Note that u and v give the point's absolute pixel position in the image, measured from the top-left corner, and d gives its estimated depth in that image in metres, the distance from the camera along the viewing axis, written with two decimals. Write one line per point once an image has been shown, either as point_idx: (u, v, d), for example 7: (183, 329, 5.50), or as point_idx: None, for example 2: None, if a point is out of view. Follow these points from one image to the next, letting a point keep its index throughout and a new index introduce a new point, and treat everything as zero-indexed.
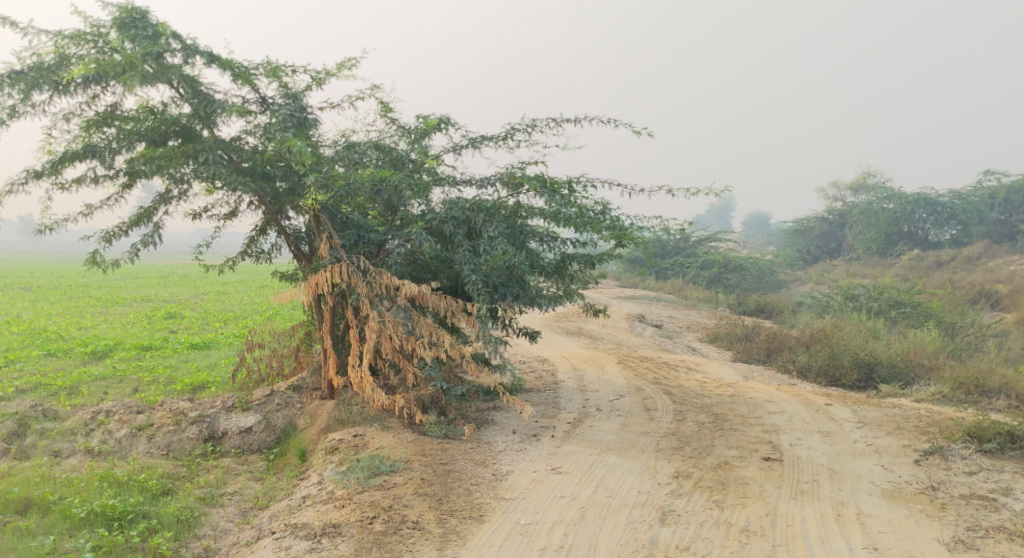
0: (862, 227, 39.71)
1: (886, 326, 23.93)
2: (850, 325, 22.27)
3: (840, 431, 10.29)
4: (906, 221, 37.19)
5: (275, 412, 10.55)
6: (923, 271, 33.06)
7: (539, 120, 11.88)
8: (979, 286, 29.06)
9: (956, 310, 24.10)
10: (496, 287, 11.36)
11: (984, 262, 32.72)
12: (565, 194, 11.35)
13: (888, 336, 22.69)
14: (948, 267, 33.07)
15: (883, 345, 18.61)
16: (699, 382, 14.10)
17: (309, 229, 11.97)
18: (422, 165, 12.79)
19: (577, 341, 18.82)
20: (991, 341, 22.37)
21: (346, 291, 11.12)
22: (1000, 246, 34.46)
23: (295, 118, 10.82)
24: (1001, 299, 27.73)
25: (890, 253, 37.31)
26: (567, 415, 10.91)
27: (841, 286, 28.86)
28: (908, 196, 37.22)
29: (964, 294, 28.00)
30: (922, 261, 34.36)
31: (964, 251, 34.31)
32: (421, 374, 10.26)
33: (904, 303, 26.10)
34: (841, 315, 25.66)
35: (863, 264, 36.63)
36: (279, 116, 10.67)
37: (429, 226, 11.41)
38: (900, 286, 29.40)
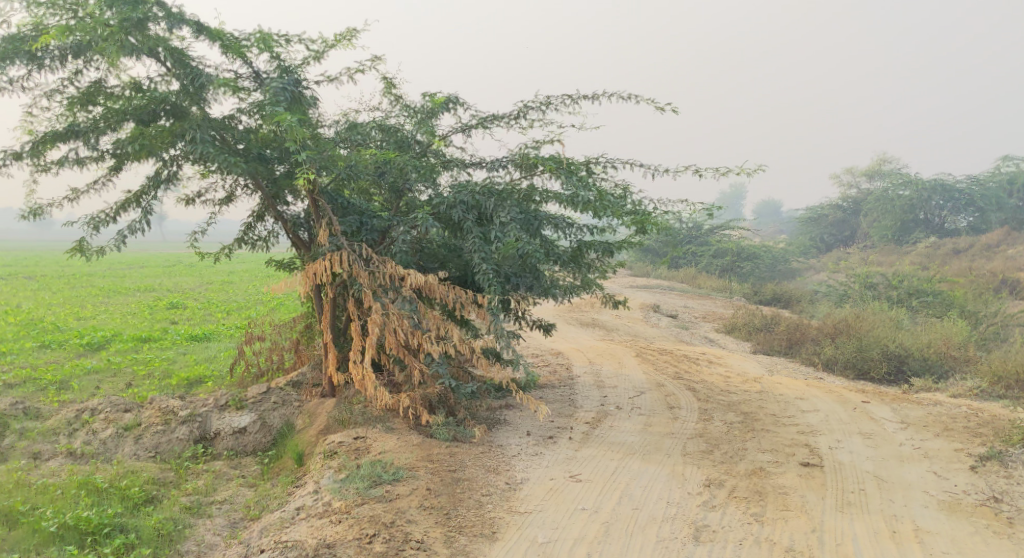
0: (877, 214, 38.74)
1: (908, 315, 23.05)
2: (872, 314, 21.41)
3: (882, 432, 9.49)
4: (922, 207, 36.21)
5: (271, 411, 9.82)
6: (941, 259, 32.13)
7: (554, 96, 11.05)
8: (1002, 274, 28.14)
9: (980, 299, 23.23)
10: (508, 277, 10.65)
11: (1005, 248, 31.80)
12: (584, 176, 10.49)
13: (911, 326, 21.84)
14: (967, 254, 32.14)
15: (908, 335, 17.79)
16: (722, 376, 13.31)
17: (307, 217, 11.25)
18: (428, 147, 12.01)
19: (591, 333, 18.01)
20: (1017, 331, 21.51)
21: (348, 281, 10.37)
22: (1020, 233, 33.50)
23: (289, 92, 10.00)
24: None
25: (906, 241, 36.28)
26: (585, 414, 10.14)
27: (859, 274, 27.96)
28: (925, 182, 36.27)
29: (986, 282, 27.08)
30: (940, 248, 33.43)
31: (983, 238, 33.34)
32: (428, 371, 9.50)
33: (925, 290, 25.18)
34: (861, 305, 24.78)
35: (880, 252, 35.67)
36: (271, 89, 9.82)
37: (435, 212, 10.69)
38: (921, 274, 28.49)
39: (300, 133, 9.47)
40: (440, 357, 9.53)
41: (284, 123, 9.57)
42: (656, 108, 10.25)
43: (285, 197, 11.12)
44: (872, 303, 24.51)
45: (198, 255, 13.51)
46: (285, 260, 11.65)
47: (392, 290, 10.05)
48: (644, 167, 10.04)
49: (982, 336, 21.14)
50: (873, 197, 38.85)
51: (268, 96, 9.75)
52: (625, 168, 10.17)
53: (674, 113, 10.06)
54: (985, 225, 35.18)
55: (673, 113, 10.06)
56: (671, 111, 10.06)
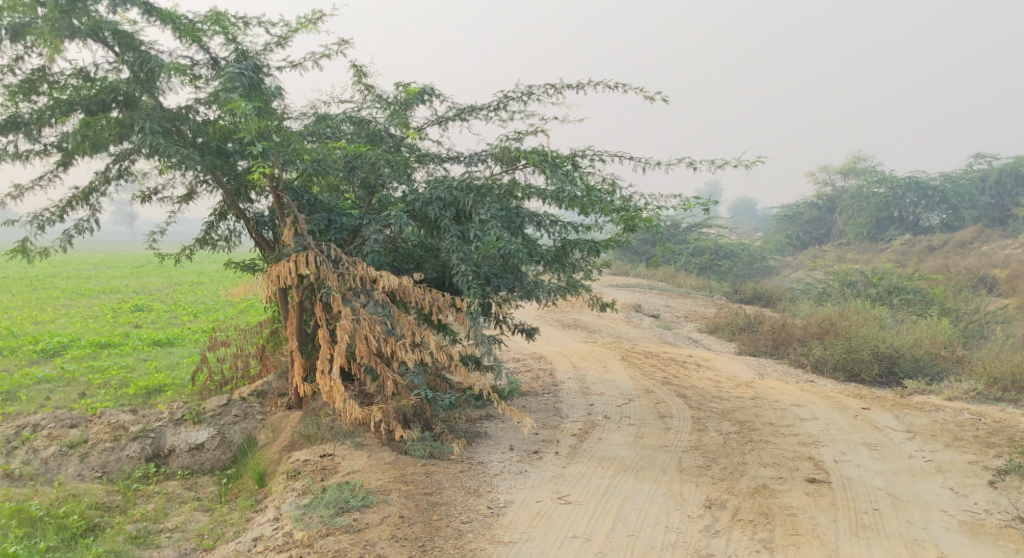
0: (852, 212, 38.43)
1: (890, 313, 22.57)
2: (855, 312, 20.89)
3: (888, 443, 8.90)
4: (897, 205, 35.94)
5: (231, 425, 9.04)
6: (917, 256, 31.87)
7: (536, 86, 10.37)
8: (978, 270, 27.88)
9: (960, 297, 22.85)
10: (488, 278, 9.97)
11: (979, 245, 31.63)
12: (569, 170, 9.78)
13: (894, 324, 21.39)
14: (939, 252, 31.76)
15: (895, 334, 17.27)
16: (712, 380, 12.66)
17: (271, 216, 10.47)
18: (403, 140, 11.28)
19: (573, 335, 17.32)
20: (998, 328, 21.13)
21: (315, 285, 9.62)
22: (993, 229, 33.35)
23: (246, 78, 9.18)
24: (999, 283, 26.54)
25: (882, 239, 35.92)
26: (571, 425, 9.47)
27: (838, 272, 27.51)
28: (899, 179, 35.83)
29: (964, 279, 26.76)
30: (914, 246, 33.06)
31: (958, 235, 33.11)
32: (402, 381, 8.76)
33: (906, 288, 24.76)
34: (842, 303, 24.31)
35: (857, 249, 35.31)
36: (226, 75, 9.00)
37: (410, 210, 9.98)
38: (901, 271, 28.12)
39: (255, 122, 8.67)
40: (416, 366, 8.81)
41: (239, 110, 8.76)
42: (646, 97, 9.60)
43: (248, 194, 10.33)
44: (853, 300, 24.02)
45: (157, 257, 12.64)
46: (245, 261, 10.83)
47: (362, 293, 9.32)
48: (634, 160, 9.38)
49: (965, 334, 20.68)
50: (848, 195, 38.41)
51: (222, 81, 8.94)
52: (613, 161, 9.50)
53: (665, 101, 9.41)
54: (959, 223, 34.88)
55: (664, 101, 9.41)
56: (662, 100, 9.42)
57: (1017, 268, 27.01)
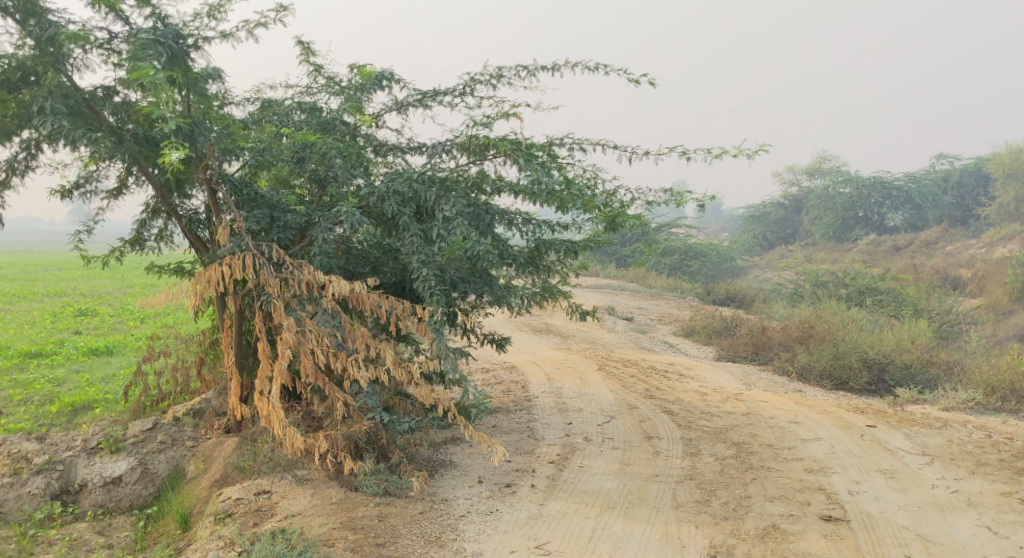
0: (818, 212, 37.82)
1: (866, 313, 21.73)
2: (832, 314, 20.00)
3: (905, 469, 7.92)
4: (862, 205, 35.44)
5: (155, 454, 7.81)
6: (882, 256, 31.10)
7: (506, 67, 9.24)
8: (943, 271, 27.28)
9: (933, 298, 22.12)
10: (453, 284, 8.84)
11: (944, 246, 31.05)
12: (546, 161, 8.62)
13: (871, 325, 20.55)
14: (906, 251, 31.20)
15: (876, 338, 16.41)
16: (698, 393, 11.57)
17: (206, 217, 9.25)
18: (358, 129, 10.09)
19: (545, 342, 16.19)
20: (973, 330, 20.43)
21: (255, 291, 8.41)
22: (957, 229, 32.93)
23: (165, 48, 7.87)
24: (969, 283, 25.94)
25: (847, 239, 35.32)
26: (548, 450, 8.37)
27: (809, 272, 26.76)
28: (865, 179, 35.39)
29: (934, 279, 26.15)
30: (880, 245, 32.49)
31: (923, 235, 32.64)
32: (353, 403, 7.57)
33: (878, 288, 23.99)
34: (816, 304, 23.47)
35: (826, 249, 34.65)
36: (138, 42, 7.69)
37: (363, 206, 8.81)
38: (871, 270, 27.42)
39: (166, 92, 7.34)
40: (370, 385, 7.65)
41: (148, 80, 7.44)
42: (631, 80, 8.50)
43: (185, 188, 9.10)
44: (828, 301, 23.17)
45: (82, 259, 11.23)
46: (169, 265, 9.49)
47: (309, 300, 8.17)
48: (618, 149, 8.29)
49: (943, 333, 19.93)
50: (815, 195, 37.77)
51: (133, 48, 7.65)
52: (595, 151, 8.40)
53: (652, 85, 8.34)
54: (922, 223, 34.81)
55: (651, 84, 8.33)
56: (650, 83, 8.33)
57: (984, 267, 26.50)
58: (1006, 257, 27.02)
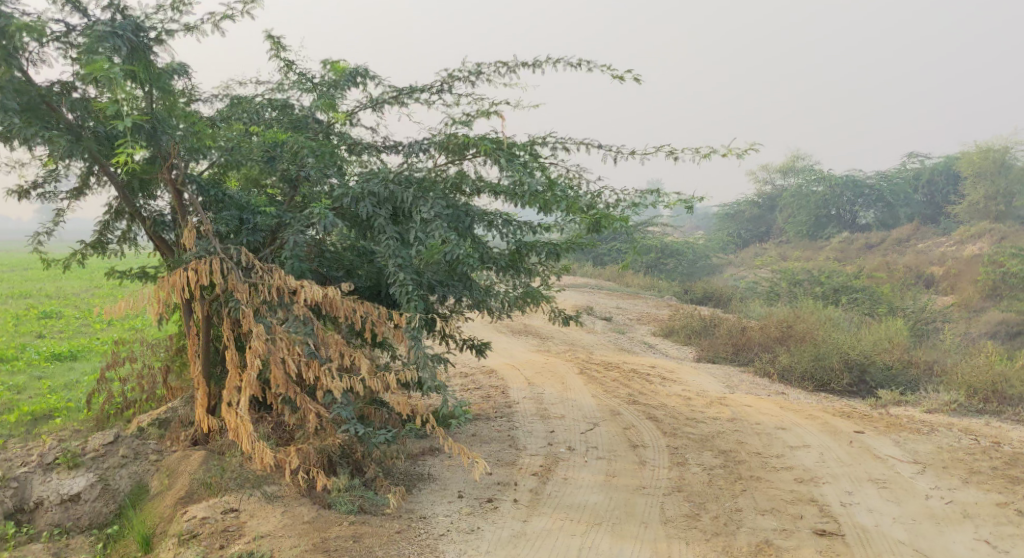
0: (791, 210, 37.51)
1: (842, 310, 21.59)
2: (809, 312, 19.84)
3: (897, 477, 7.72)
4: (835, 204, 35.53)
5: (116, 470, 7.42)
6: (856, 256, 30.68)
7: (485, 63, 8.91)
8: (915, 268, 27.34)
9: (908, 297, 22.10)
10: (432, 288, 8.52)
11: (915, 244, 31.13)
12: (528, 160, 8.30)
13: (848, 323, 20.44)
14: (879, 249, 31.23)
15: (855, 337, 16.25)
16: (682, 397, 11.32)
17: (170, 219, 8.84)
18: (331, 126, 9.73)
19: (524, 344, 15.86)
20: (948, 327, 20.41)
21: (223, 297, 8.02)
22: (928, 227, 33.08)
23: (124, 40, 7.46)
24: (941, 281, 26.00)
25: (821, 237, 35.29)
26: (531, 460, 8.08)
27: (785, 271, 26.70)
28: (838, 178, 35.40)
29: (906, 277, 26.22)
30: (853, 242, 32.51)
31: (895, 233, 32.77)
32: (326, 414, 7.23)
33: (853, 286, 23.87)
34: (792, 303, 23.35)
35: (800, 246, 34.64)
36: (94, 34, 7.27)
37: (336, 208, 8.45)
38: (846, 268, 27.40)
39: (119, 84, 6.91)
40: (344, 396, 7.31)
41: (102, 73, 7.01)
42: (616, 76, 8.21)
43: (149, 189, 8.68)
44: (804, 300, 23.07)
45: (41, 261, 10.72)
46: (131, 270, 9.05)
47: (280, 307, 7.80)
48: (604, 147, 8.00)
49: (919, 331, 19.84)
50: (789, 193, 37.69)
51: (89, 40, 7.24)
52: (579, 150, 8.10)
53: (637, 82, 8.04)
54: (893, 221, 35.04)
55: (636, 81, 8.04)
56: (634, 80, 8.04)
57: (955, 265, 26.58)
58: (978, 254, 27.10)
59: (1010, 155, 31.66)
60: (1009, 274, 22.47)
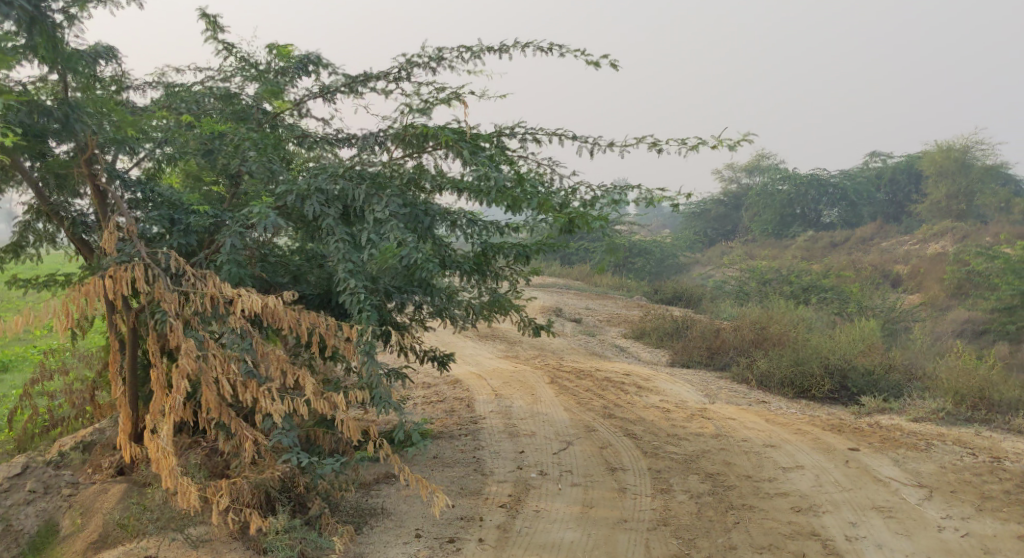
0: (756, 209, 37.12)
1: (811, 309, 20.97)
2: (780, 313, 19.16)
3: (904, 503, 7.05)
4: (800, 202, 35.09)
5: (21, 507, 6.44)
6: (820, 254, 30.49)
7: (447, 48, 8.05)
8: (880, 268, 26.96)
9: (878, 296, 21.56)
10: (388, 296, 7.64)
11: (878, 243, 30.78)
12: (494, 154, 7.43)
13: (820, 322, 19.81)
14: (843, 248, 30.85)
15: (831, 339, 15.57)
16: (660, 409, 10.52)
17: (93, 218, 7.83)
18: (277, 118, 8.79)
19: (490, 350, 14.96)
20: (919, 326, 19.88)
21: (150, 307, 7.04)
22: (891, 225, 32.80)
23: (20, 13, 6.44)
24: (905, 280, 25.64)
25: (786, 236, 34.79)
26: (500, 488, 7.26)
27: (754, 270, 26.09)
28: (802, 176, 34.96)
29: (870, 276, 25.81)
30: (818, 241, 32.12)
31: (859, 231, 32.41)
32: (265, 443, 6.32)
33: (822, 285, 23.33)
34: (760, 303, 22.72)
35: (765, 245, 34.14)
36: None
37: (279, 206, 7.50)
38: (814, 267, 26.89)
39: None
40: (285, 422, 6.41)
41: None
42: (590, 62, 7.38)
43: (69, 184, 7.67)
44: (774, 299, 22.45)
45: None
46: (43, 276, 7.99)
47: (214, 318, 6.85)
48: (578, 139, 7.18)
49: (890, 331, 19.26)
50: (755, 191, 37.13)
51: None
52: (551, 141, 7.26)
53: (615, 67, 7.24)
54: (857, 219, 34.64)
55: (614, 67, 7.25)
56: (611, 64, 7.24)
57: (919, 263, 26.19)
58: (942, 252, 26.79)
59: (970, 154, 31.49)
60: (975, 272, 22.02)
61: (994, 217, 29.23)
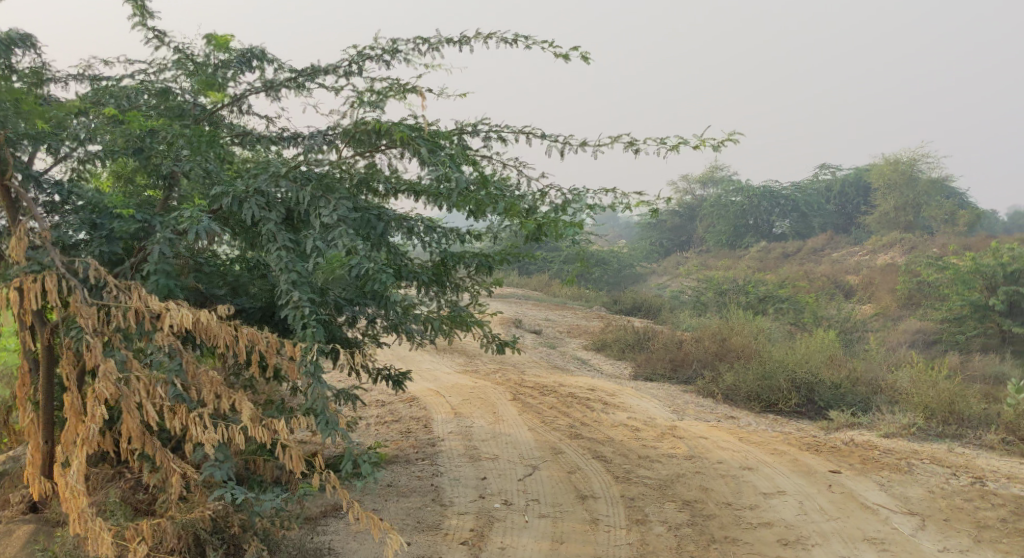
0: (710, 221, 36.93)
1: (769, 319, 20.61)
2: (738, 323, 18.74)
3: (896, 535, 6.56)
4: (753, 212, 34.94)
5: None
6: (772, 264, 30.40)
7: (402, 41, 7.38)
8: (830, 277, 26.82)
9: (833, 307, 21.39)
10: (337, 309, 6.93)
11: (828, 253, 30.76)
12: (456, 154, 6.77)
13: (777, 332, 19.38)
14: (796, 258, 30.79)
15: (793, 349, 15.15)
16: (629, 428, 9.94)
17: (3, 227, 6.91)
18: (214, 114, 8.03)
19: (448, 365, 14.29)
20: (871, 336, 19.69)
21: (65, 322, 6.21)
22: (842, 236, 32.85)
23: None
24: (856, 290, 25.49)
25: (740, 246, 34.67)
26: (461, 522, 6.59)
27: (711, 279, 25.74)
28: (754, 189, 35.08)
29: (823, 286, 25.67)
30: (771, 251, 32.02)
31: (810, 242, 32.42)
32: (194, 478, 5.55)
33: (779, 295, 23.05)
34: (717, 314, 22.38)
35: (718, 254, 33.90)
36: None
37: (215, 211, 6.77)
38: (770, 277, 26.68)
39: None
40: (219, 453, 5.66)
41: None
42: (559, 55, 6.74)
43: None
44: (731, 309, 22.11)
45: None
46: None
47: (139, 336, 6.06)
48: (547, 138, 6.53)
49: (847, 341, 18.99)
50: (709, 202, 36.99)
51: None
52: (517, 140, 6.60)
53: (585, 60, 6.60)
54: (807, 230, 34.66)
55: (584, 59, 6.60)
56: (582, 57, 6.59)
57: (870, 273, 26.12)
58: (892, 262, 26.78)
59: (917, 167, 31.81)
60: (925, 282, 21.89)
61: (939, 229, 29.31)
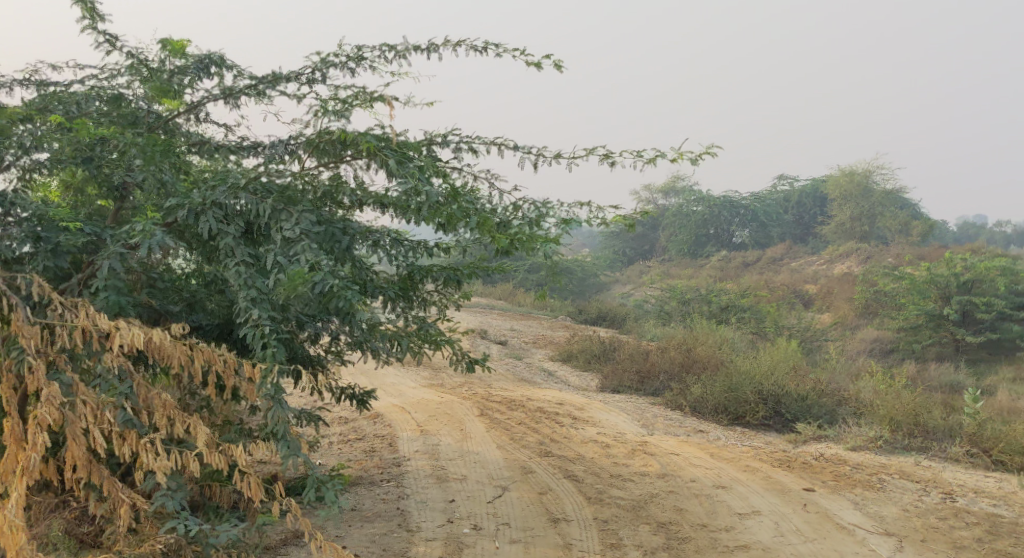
0: (670, 231, 36.92)
1: (731, 329, 20.56)
2: (702, 333, 18.66)
3: None
4: (714, 222, 35.01)
5: None
6: (733, 273, 30.53)
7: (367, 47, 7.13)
8: (790, 287, 26.96)
9: (793, 317, 21.48)
10: (300, 326, 6.63)
11: (788, 263, 30.99)
12: (424, 165, 6.51)
13: (739, 343, 19.33)
14: (757, 268, 30.98)
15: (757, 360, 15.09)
16: (599, 444, 9.73)
17: None
18: (169, 122, 7.71)
19: (413, 379, 13.98)
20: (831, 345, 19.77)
21: (7, 343, 5.82)
22: (801, 246, 33.13)
23: None
24: (815, 299, 25.63)
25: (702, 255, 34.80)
26: (429, 549, 6.32)
27: (673, 289, 25.72)
28: (715, 199, 35.31)
29: (783, 295, 25.79)
30: (731, 261, 32.16)
31: (769, 252, 32.63)
32: (146, 509, 5.21)
33: (741, 305, 23.07)
34: (680, 324, 22.33)
35: (679, 264, 33.90)
36: None
37: (169, 224, 6.44)
38: (732, 287, 26.75)
39: None
40: (173, 481, 5.32)
41: None
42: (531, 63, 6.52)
43: None
44: (695, 319, 22.09)
45: None
46: None
47: (87, 356, 5.70)
48: (520, 149, 6.31)
49: (808, 350, 19.04)
50: (671, 211, 37.09)
51: None
52: (489, 151, 6.36)
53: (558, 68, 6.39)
54: (767, 240, 34.89)
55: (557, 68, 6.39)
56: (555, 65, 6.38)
57: (829, 283, 26.32)
58: (849, 272, 27.02)
59: (872, 179, 32.28)
60: (882, 292, 22.05)
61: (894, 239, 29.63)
